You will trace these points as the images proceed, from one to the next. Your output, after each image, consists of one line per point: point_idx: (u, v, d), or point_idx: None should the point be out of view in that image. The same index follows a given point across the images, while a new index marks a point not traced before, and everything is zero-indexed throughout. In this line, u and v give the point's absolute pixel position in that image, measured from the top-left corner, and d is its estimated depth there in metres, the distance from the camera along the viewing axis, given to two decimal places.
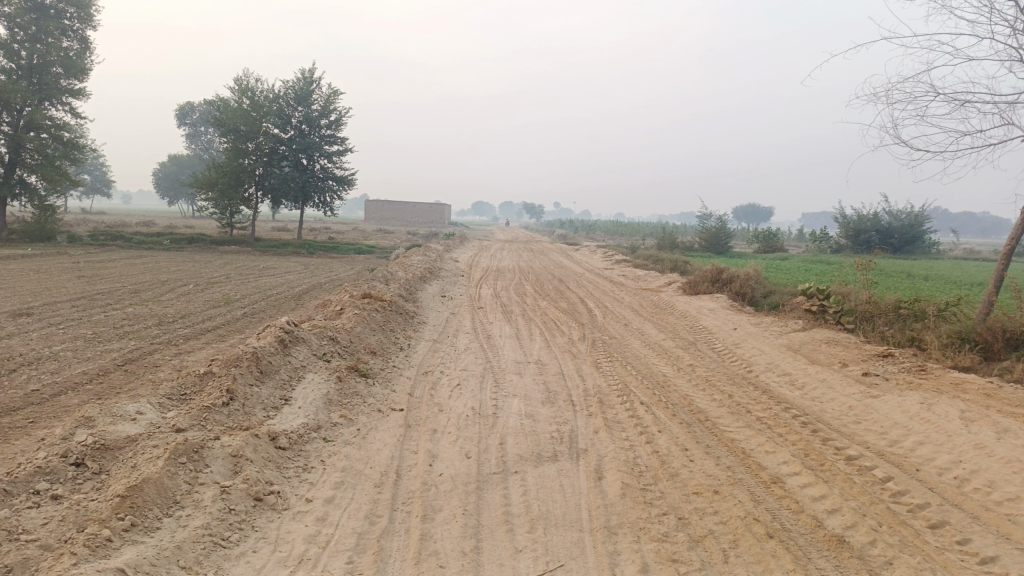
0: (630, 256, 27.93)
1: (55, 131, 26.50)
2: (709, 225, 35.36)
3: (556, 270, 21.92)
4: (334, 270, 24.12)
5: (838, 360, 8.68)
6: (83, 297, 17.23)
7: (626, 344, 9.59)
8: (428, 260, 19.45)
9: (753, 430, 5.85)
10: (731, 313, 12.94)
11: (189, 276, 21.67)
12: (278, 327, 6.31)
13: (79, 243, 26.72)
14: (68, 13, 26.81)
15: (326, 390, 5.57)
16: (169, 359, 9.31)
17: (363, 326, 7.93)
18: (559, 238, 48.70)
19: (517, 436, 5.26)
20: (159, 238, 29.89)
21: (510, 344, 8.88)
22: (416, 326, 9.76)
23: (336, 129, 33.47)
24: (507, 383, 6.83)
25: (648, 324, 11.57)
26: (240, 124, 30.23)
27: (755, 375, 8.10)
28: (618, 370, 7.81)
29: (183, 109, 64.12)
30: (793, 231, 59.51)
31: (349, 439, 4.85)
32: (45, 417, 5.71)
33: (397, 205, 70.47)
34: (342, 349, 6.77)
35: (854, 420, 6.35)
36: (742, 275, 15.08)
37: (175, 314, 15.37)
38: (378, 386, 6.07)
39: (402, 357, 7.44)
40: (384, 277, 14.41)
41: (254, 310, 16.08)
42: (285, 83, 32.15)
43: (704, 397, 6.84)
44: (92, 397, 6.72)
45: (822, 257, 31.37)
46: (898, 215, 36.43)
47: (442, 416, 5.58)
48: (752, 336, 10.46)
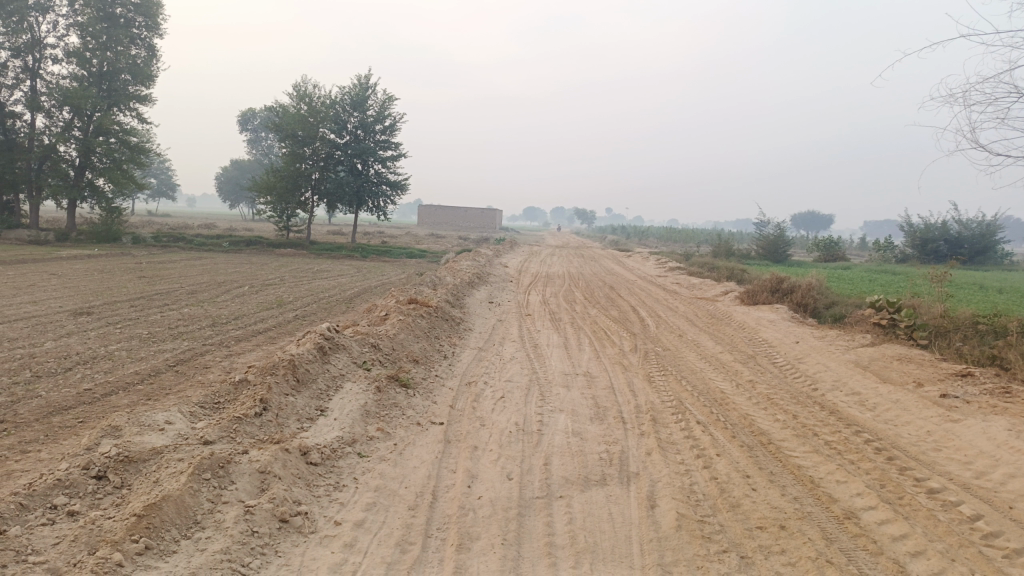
0: (685, 263, 27.27)
1: (122, 135, 27.28)
2: (767, 232, 34.28)
3: (607, 277, 21.47)
4: (385, 274, 24.17)
5: (912, 378, 8.06)
6: (141, 297, 17.59)
7: (680, 356, 9.13)
8: (478, 265, 19.27)
9: (822, 457, 5.38)
10: (792, 325, 12.32)
11: (245, 278, 21.96)
12: (317, 334, 6.11)
13: (143, 244, 27.44)
14: (137, 22, 27.57)
15: (364, 401, 5.32)
16: (219, 361, 9.28)
17: (407, 332, 7.69)
18: (611, 245, 48.09)
19: (563, 456, 4.91)
20: (218, 240, 30.49)
21: (559, 355, 8.53)
22: (463, 333, 9.50)
23: (390, 134, 33.66)
24: (554, 397, 6.48)
25: (704, 336, 11.07)
26: (297, 129, 30.57)
27: (820, 393, 7.56)
28: (672, 385, 7.39)
29: (245, 114, 65.80)
30: (854, 240, 57.49)
31: (384, 455, 4.58)
32: (93, 417, 5.63)
33: (450, 210, 70.85)
34: (383, 357, 6.53)
35: (934, 448, 5.79)
36: (803, 285, 14.38)
37: (228, 315, 15.49)
38: (418, 397, 5.80)
39: (446, 367, 7.16)
40: (433, 282, 14.23)
41: (305, 313, 16.12)
42: (342, 90, 32.63)
43: (765, 417, 6.38)
44: (142, 399, 6.64)
45: (886, 267, 30.10)
46: (968, 224, 34.74)
47: (484, 431, 5.27)
48: (816, 351, 9.86)
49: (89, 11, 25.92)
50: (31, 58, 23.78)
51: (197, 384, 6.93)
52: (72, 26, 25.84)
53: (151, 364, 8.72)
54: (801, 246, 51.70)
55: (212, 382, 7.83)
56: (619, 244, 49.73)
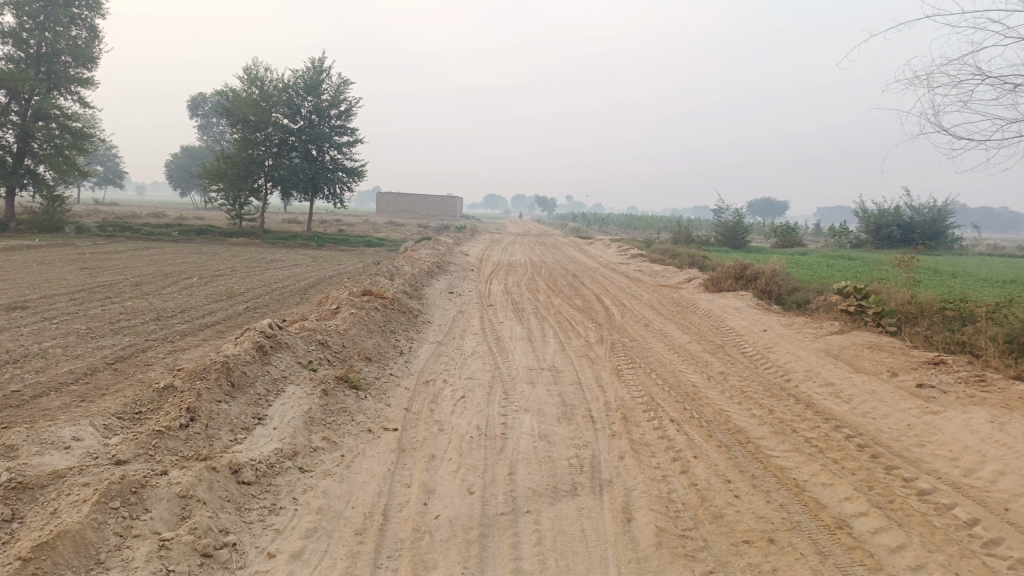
0: (646, 250, 27.12)
1: (63, 120, 25.89)
2: (725, 219, 34.32)
3: (569, 264, 21.15)
4: (342, 263, 23.46)
5: (885, 368, 7.83)
6: (82, 289, 16.62)
7: (648, 347, 8.77)
8: (437, 254, 18.77)
9: (803, 456, 5.05)
10: (758, 312, 12.09)
11: (195, 269, 21.00)
12: (257, 331, 5.55)
13: (88, 234, 26.18)
14: (77, 1, 26.15)
15: (308, 407, 4.79)
16: (163, 357, 8.62)
17: (359, 328, 7.15)
18: (572, 232, 47.86)
19: (529, 464, 4.47)
20: (168, 229, 29.31)
21: (522, 347, 8.09)
22: (421, 326, 9.01)
23: (345, 119, 32.78)
24: (518, 395, 6.03)
25: (670, 325, 10.76)
26: (249, 114, 29.44)
27: (794, 385, 7.26)
28: (641, 379, 7.01)
29: (196, 99, 63.84)
30: (809, 226, 58.27)
31: (329, 469, 4.09)
32: (15, 422, 5.01)
33: (409, 198, 69.83)
34: (332, 356, 6.00)
35: (917, 444, 5.50)
36: (767, 272, 14.19)
37: (175, 308, 14.67)
38: (370, 400, 5.30)
39: (401, 364, 6.65)
40: (390, 272, 13.68)
41: (257, 305, 15.38)
42: (295, 74, 31.62)
43: (740, 413, 6.02)
44: (76, 400, 6.00)
45: (842, 253, 30.40)
46: (920, 209, 35.32)
47: (442, 437, 4.79)
48: (785, 339, 9.60)
49: None
50: None
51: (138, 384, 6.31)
52: (7, 4, 24.35)
53: (88, 361, 8.03)
54: (759, 233, 52.18)
55: (155, 380, 7.21)
56: (581, 231, 49.58)
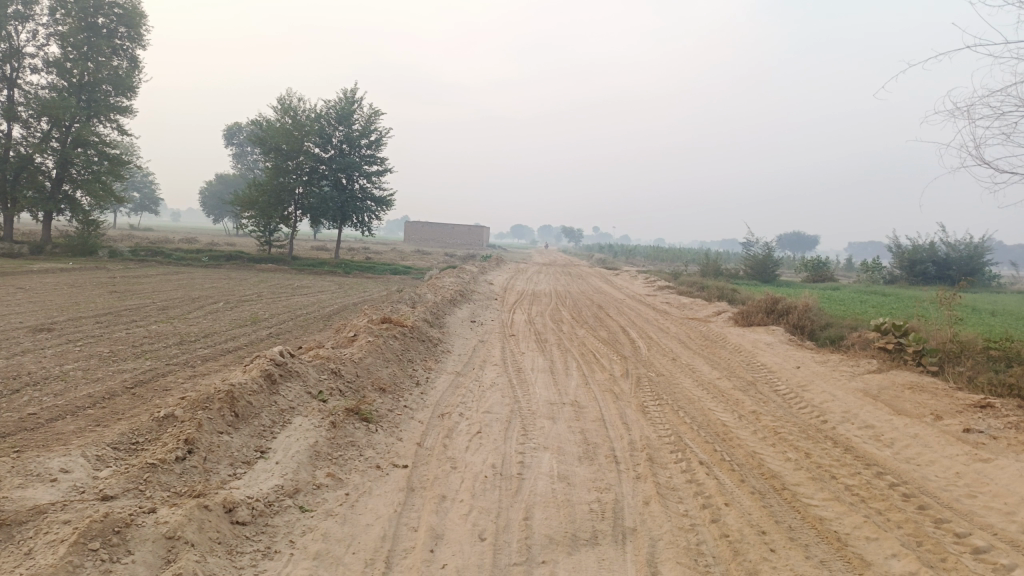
0: (673, 282, 26.72)
1: (101, 147, 26.39)
2: (754, 252, 33.78)
3: (596, 295, 20.85)
4: (367, 291, 23.42)
5: (928, 410, 7.38)
6: (109, 312, 16.69)
7: (676, 383, 8.42)
8: (461, 282, 18.60)
9: (845, 506, 4.67)
10: (791, 348, 11.65)
11: (222, 293, 21.07)
12: (267, 358, 5.33)
13: (120, 258, 26.50)
14: (119, 32, 26.80)
15: (315, 440, 4.54)
16: (181, 382, 8.45)
17: (374, 356, 6.92)
18: (599, 263, 47.56)
19: (547, 508, 4.16)
20: (198, 254, 29.60)
21: (544, 380, 7.80)
22: (441, 356, 8.76)
23: (375, 149, 33.06)
24: (537, 432, 5.73)
25: (698, 359, 10.38)
26: (281, 142, 29.82)
27: (831, 427, 6.86)
28: (668, 416, 6.66)
29: (231, 128, 65.30)
30: (841, 261, 57.25)
31: (332, 509, 3.82)
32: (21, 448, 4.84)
33: (436, 227, 70.18)
34: (344, 386, 5.77)
35: (969, 495, 5.08)
36: (800, 306, 13.76)
37: (198, 333, 14.61)
38: (380, 434, 5.04)
39: (417, 396, 6.39)
40: (413, 299, 13.51)
41: (280, 331, 15.28)
42: (327, 104, 32.03)
43: (774, 456, 5.65)
44: (89, 425, 5.81)
45: (876, 288, 29.67)
46: (955, 245, 34.46)
47: (455, 476, 4.51)
48: (820, 377, 9.18)
49: (70, 21, 25.18)
50: (10, 67, 22.92)
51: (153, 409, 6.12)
52: (52, 35, 25.04)
53: (107, 384, 7.89)
54: (789, 267, 51.36)
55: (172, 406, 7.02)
56: (607, 262, 49.35)
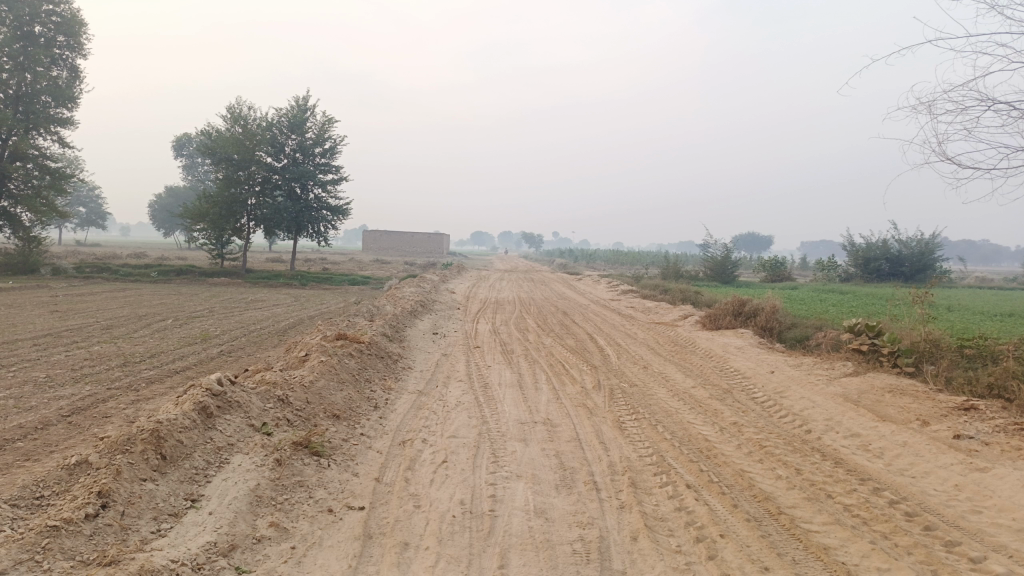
0: (635, 285, 26.49)
1: (41, 161, 25.06)
2: (713, 253, 33.75)
3: (559, 301, 20.45)
4: (324, 303, 22.66)
5: (913, 416, 7.07)
6: (47, 334, 15.66)
7: (650, 394, 8.00)
8: (421, 292, 18.05)
9: (848, 531, 4.27)
10: (762, 352, 11.33)
11: (170, 310, 20.09)
12: (202, 388, 4.72)
13: (64, 276, 25.23)
14: (58, 41, 25.53)
15: (257, 483, 3.97)
16: (119, 405, 7.71)
17: (327, 379, 6.34)
18: (560, 269, 47.20)
19: (524, 552, 3.67)
20: (147, 270, 28.40)
21: (512, 397, 7.29)
22: (400, 373, 8.20)
23: (330, 157, 32.24)
24: (508, 458, 5.22)
25: (670, 367, 9.99)
26: (232, 152, 28.68)
27: (816, 437, 6.50)
28: (647, 432, 6.21)
29: (180, 139, 63.71)
30: (796, 261, 57.87)
31: (275, 567, 3.27)
32: None
33: (395, 236, 69.23)
34: (293, 416, 5.18)
35: (973, 510, 4.73)
36: (767, 308, 13.51)
37: (144, 353, 13.75)
38: (333, 470, 4.48)
39: (374, 422, 5.82)
40: (370, 312, 12.90)
41: (231, 349, 14.49)
42: (279, 112, 31.15)
43: (764, 474, 5.25)
44: (13, 461, 5.12)
45: (833, 287, 29.88)
46: (907, 243, 34.85)
47: (418, 518, 3.98)
48: (796, 383, 8.85)
49: (5, 30, 23.87)
50: None
51: (89, 442, 5.45)
52: None
53: (37, 411, 7.15)
54: (748, 268, 51.82)
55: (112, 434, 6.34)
56: (568, 267, 49.08)
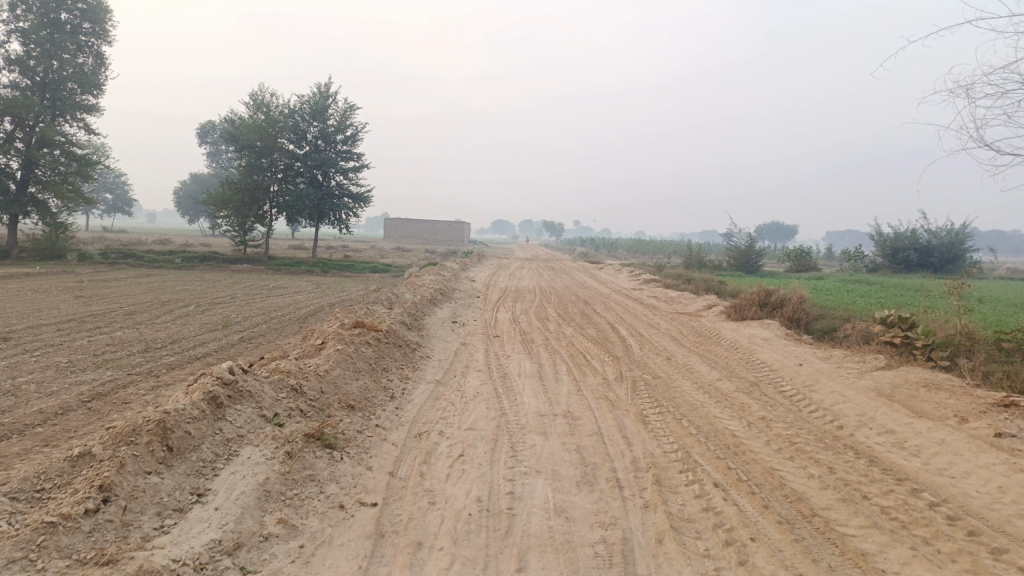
0: (657, 275, 26.17)
1: (67, 147, 25.21)
2: (737, 242, 33.25)
3: (580, 290, 20.23)
4: (345, 290, 22.62)
5: (950, 412, 6.78)
6: (71, 319, 15.73)
7: (674, 386, 7.76)
8: (441, 280, 17.90)
9: (886, 535, 4.03)
10: (789, 343, 11.03)
11: (193, 296, 20.14)
12: (213, 377, 4.58)
13: (90, 261, 25.46)
14: (84, 27, 25.57)
15: (266, 476, 3.82)
16: (137, 390, 7.65)
17: (343, 368, 6.19)
18: (581, 257, 46.83)
19: (543, 554, 3.48)
20: (171, 256, 28.57)
21: (532, 388, 7.11)
22: (418, 362, 8.05)
23: (352, 145, 32.13)
24: (527, 452, 5.03)
25: (695, 359, 9.74)
26: (254, 139, 28.81)
27: (849, 433, 6.24)
28: (672, 427, 5.99)
29: (204, 126, 64.12)
30: (821, 250, 56.96)
31: (281, 568, 3.11)
32: None
33: (416, 223, 69.23)
34: (307, 406, 5.04)
35: (1020, 514, 4.46)
36: (794, 298, 13.18)
37: (165, 339, 13.75)
38: (346, 463, 4.32)
39: (390, 413, 5.66)
40: (389, 300, 12.77)
41: (252, 336, 14.46)
42: (301, 99, 31.03)
43: (796, 473, 5.01)
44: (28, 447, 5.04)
45: (859, 277, 29.30)
46: (937, 232, 34.04)
47: (433, 516, 3.80)
48: (826, 376, 8.55)
49: (32, 17, 23.94)
50: None
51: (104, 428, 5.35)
52: (14, 32, 23.85)
53: (57, 395, 7.11)
54: (772, 258, 51.11)
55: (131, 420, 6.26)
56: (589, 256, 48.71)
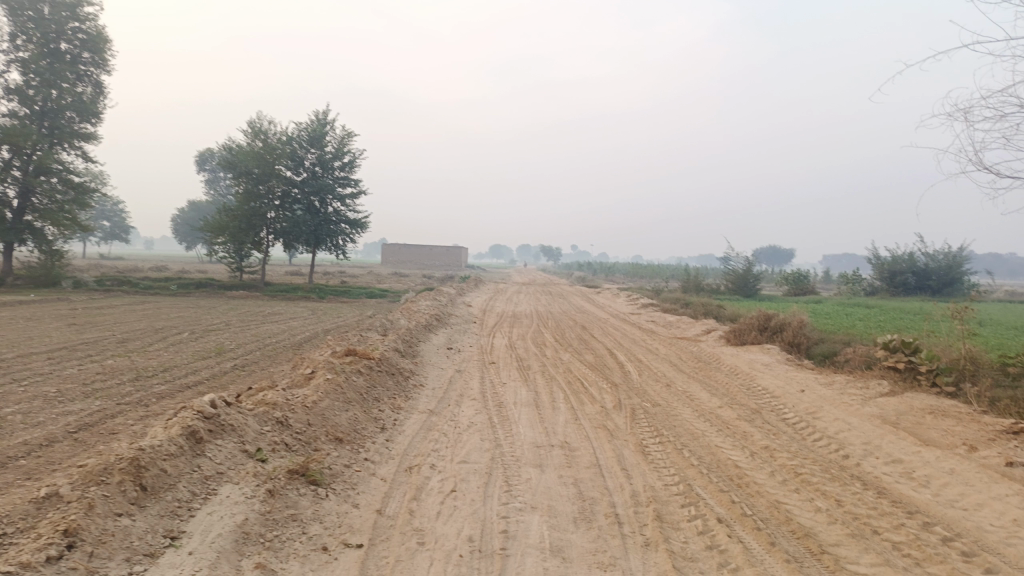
0: (654, 299, 26.02)
1: (64, 175, 25.16)
2: (734, 266, 33.17)
3: (578, 315, 20.07)
4: (341, 316, 22.43)
5: (958, 439, 6.58)
6: (63, 347, 15.52)
7: (674, 414, 7.56)
8: (437, 305, 17.75)
9: (900, 574, 3.82)
10: (790, 369, 10.85)
11: (187, 323, 19.93)
12: (193, 411, 4.39)
13: (85, 289, 25.26)
14: (84, 57, 25.61)
15: (245, 517, 3.61)
16: (123, 419, 7.44)
17: (332, 399, 5.99)
18: (579, 282, 46.70)
19: None
20: (167, 283, 28.39)
21: (528, 417, 6.90)
22: (412, 391, 7.86)
23: (349, 171, 32.14)
24: (522, 486, 4.83)
25: (695, 385, 9.54)
26: (252, 165, 28.77)
27: (855, 463, 6.04)
28: (672, 458, 5.79)
29: (202, 153, 64.32)
30: (820, 273, 56.90)
31: None
32: None
33: (413, 249, 69.23)
34: (292, 440, 4.84)
35: None
36: (794, 323, 13.03)
37: (157, 367, 13.53)
38: (331, 501, 4.12)
39: (380, 445, 5.46)
40: (384, 326, 12.59)
41: (245, 363, 14.24)
42: (299, 126, 31.10)
43: (802, 506, 4.80)
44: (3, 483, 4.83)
45: (858, 301, 29.17)
46: (935, 255, 33.98)
47: (421, 557, 3.60)
48: (829, 403, 8.36)
49: (32, 47, 23.99)
50: None
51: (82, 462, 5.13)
52: (13, 62, 23.93)
53: (42, 426, 6.89)
54: (770, 282, 51.05)
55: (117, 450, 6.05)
56: (587, 280, 48.58)
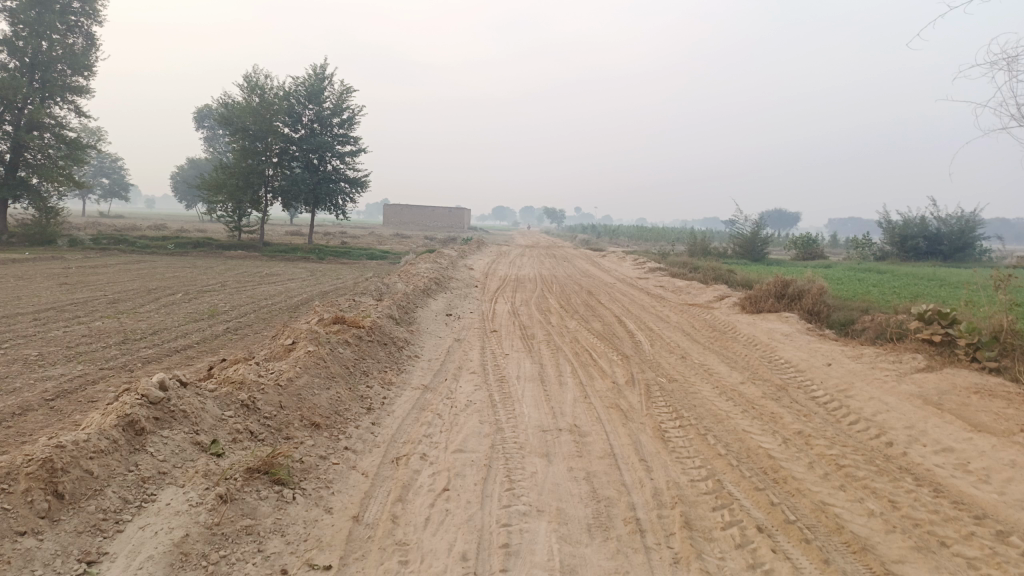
0: (662, 263, 25.24)
1: (58, 130, 24.17)
2: (741, 229, 32.30)
3: (584, 279, 19.32)
4: (340, 278, 21.68)
5: (1012, 425, 5.88)
6: (50, 308, 14.78)
7: (693, 391, 6.86)
8: (438, 268, 16.98)
9: None
10: (812, 339, 10.11)
11: (182, 284, 19.20)
12: (135, 395, 3.69)
13: (81, 247, 24.47)
14: (74, 7, 24.43)
15: (186, 533, 2.93)
16: (98, 384, 6.75)
17: (312, 375, 5.28)
18: (583, 245, 45.83)
19: None
20: (163, 242, 27.57)
21: (533, 395, 6.21)
22: (405, 363, 7.15)
23: (349, 128, 31.10)
24: (526, 483, 4.15)
25: (712, 357, 8.83)
26: (249, 121, 27.65)
27: (901, 452, 5.35)
28: (696, 446, 5.09)
29: (201, 111, 62.90)
30: (826, 238, 55.88)
31: None
32: None
33: (416, 210, 68.24)
34: (259, 428, 4.15)
35: None
36: (814, 290, 12.26)
37: (147, 329, 12.82)
38: (297, 506, 3.44)
39: (364, 431, 4.77)
40: (380, 290, 11.85)
41: (239, 327, 13.54)
42: (296, 81, 29.94)
43: (853, 510, 4.12)
44: None
45: (869, 265, 28.38)
46: (947, 219, 33.00)
47: None
48: (860, 379, 7.65)
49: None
50: None
51: (19, 442, 4.41)
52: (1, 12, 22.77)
53: (14, 391, 6.19)
54: (777, 246, 49.95)
55: (79, 420, 5.33)
56: (590, 243, 47.25)
